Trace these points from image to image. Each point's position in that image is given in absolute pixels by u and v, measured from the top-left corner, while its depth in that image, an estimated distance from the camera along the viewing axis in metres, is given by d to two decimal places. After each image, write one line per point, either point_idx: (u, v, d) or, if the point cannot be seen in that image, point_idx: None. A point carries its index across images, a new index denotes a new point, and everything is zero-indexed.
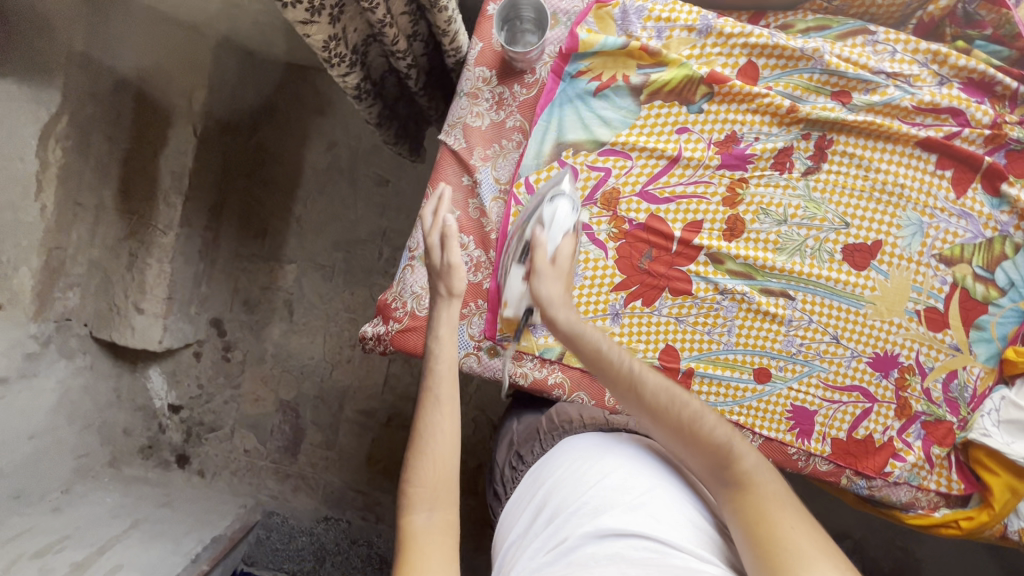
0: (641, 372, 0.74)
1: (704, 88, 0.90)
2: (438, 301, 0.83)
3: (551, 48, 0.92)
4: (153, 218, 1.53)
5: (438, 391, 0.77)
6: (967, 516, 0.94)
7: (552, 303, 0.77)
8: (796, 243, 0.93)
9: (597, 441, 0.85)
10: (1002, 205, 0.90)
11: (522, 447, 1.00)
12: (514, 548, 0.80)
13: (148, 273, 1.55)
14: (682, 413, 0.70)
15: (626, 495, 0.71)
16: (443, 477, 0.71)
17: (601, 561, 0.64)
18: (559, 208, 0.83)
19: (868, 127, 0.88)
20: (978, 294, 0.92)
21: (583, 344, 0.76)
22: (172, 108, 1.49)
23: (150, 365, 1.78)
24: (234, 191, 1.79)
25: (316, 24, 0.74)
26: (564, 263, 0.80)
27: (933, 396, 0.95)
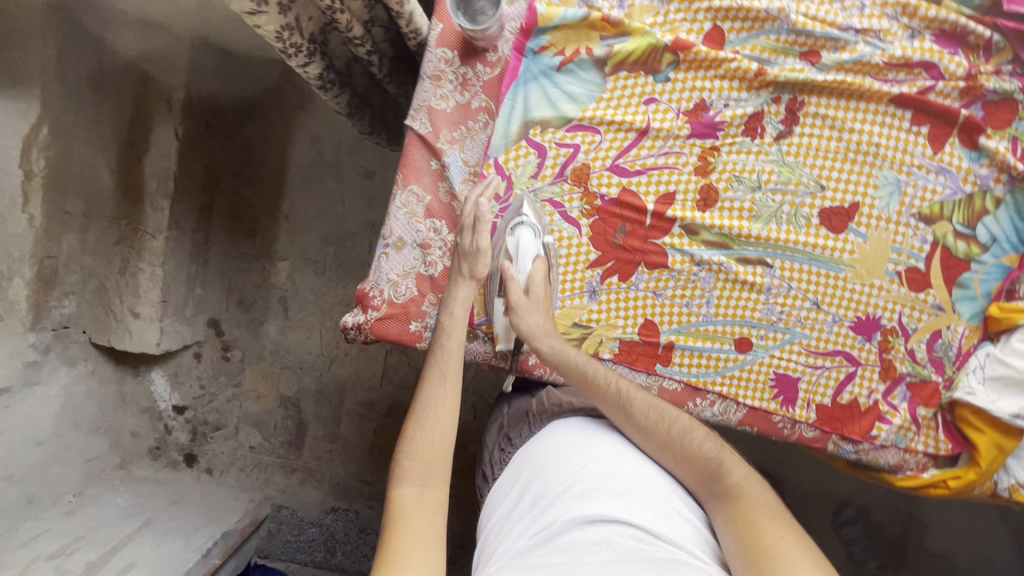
0: (630, 394, 0.87)
1: (669, 56, 0.88)
2: (455, 279, 0.89)
3: (512, 22, 0.90)
4: (141, 222, 1.54)
5: (444, 370, 0.85)
6: (955, 475, 0.94)
7: (537, 335, 0.89)
8: (771, 210, 0.92)
9: (584, 426, 0.88)
10: (981, 158, 0.88)
11: (512, 430, 1.01)
12: (496, 525, 0.82)
13: (141, 278, 1.56)
14: (671, 432, 0.84)
15: (613, 484, 0.75)
16: (437, 453, 0.78)
17: (587, 545, 0.68)
18: (522, 238, 0.89)
19: (839, 86, 0.87)
20: (960, 252, 0.91)
21: (575, 369, 0.89)
22: (152, 112, 1.50)
23: (151, 367, 1.79)
24: (222, 190, 1.76)
25: (265, 14, 0.73)
26: (540, 294, 0.90)
27: (918, 357, 0.94)
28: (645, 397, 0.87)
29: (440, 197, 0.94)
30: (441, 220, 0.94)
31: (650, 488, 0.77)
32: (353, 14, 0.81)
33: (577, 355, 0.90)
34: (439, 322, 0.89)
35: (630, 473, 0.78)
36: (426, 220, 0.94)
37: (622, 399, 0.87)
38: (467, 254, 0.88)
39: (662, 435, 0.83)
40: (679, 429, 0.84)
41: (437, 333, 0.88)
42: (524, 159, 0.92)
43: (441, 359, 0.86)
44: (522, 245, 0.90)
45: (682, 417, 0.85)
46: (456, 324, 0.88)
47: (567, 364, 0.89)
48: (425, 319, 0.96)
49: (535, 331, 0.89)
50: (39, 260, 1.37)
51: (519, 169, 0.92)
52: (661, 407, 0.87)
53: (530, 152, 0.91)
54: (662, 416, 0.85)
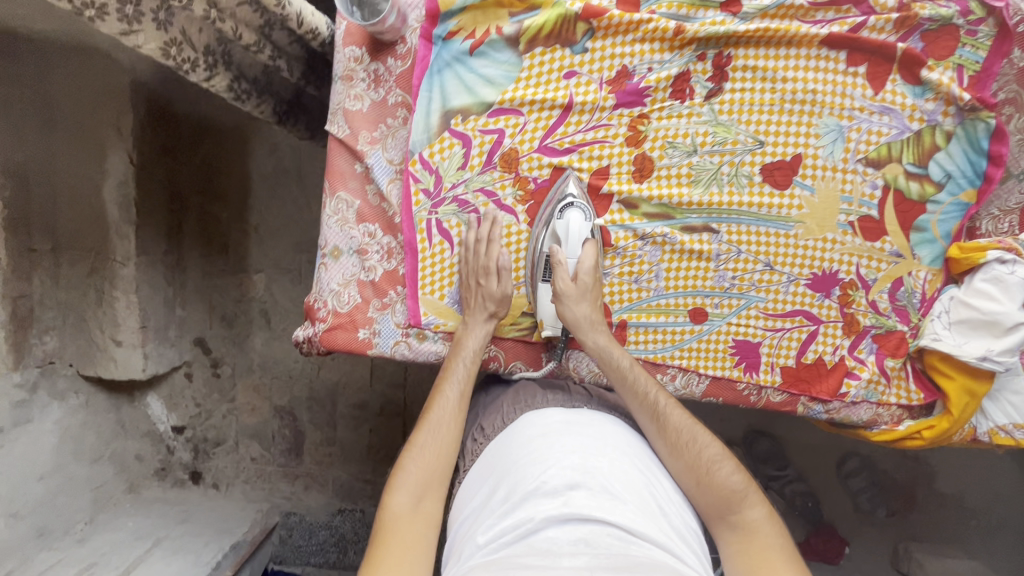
0: (667, 407, 0.85)
1: (582, 25, 0.84)
2: (470, 321, 0.90)
3: (415, 11, 0.85)
4: (109, 252, 1.45)
5: (460, 388, 0.87)
6: (930, 426, 0.90)
7: (583, 325, 0.87)
8: (710, 172, 0.88)
9: (561, 419, 0.84)
10: (926, 92, 0.82)
11: (486, 419, 0.94)
12: (464, 527, 0.78)
13: (118, 306, 1.49)
14: (701, 454, 0.81)
15: (589, 479, 0.71)
16: (437, 469, 0.80)
17: (564, 543, 0.63)
18: (572, 222, 0.86)
19: (765, 35, 0.82)
20: (914, 193, 0.86)
21: (614, 369, 0.88)
22: (102, 138, 1.36)
23: (147, 392, 1.72)
24: (190, 210, 1.69)
25: (142, 32, 0.70)
26: (586, 281, 0.87)
27: (881, 308, 0.90)
28: (682, 414, 0.85)
29: (369, 200, 0.92)
30: (375, 223, 0.92)
31: (622, 482, 0.73)
32: (239, 21, 0.78)
33: (621, 356, 0.89)
34: (460, 338, 0.90)
35: (604, 467, 0.74)
36: (359, 225, 0.92)
37: (659, 409, 0.85)
38: (497, 299, 0.88)
39: (691, 456, 0.81)
40: (707, 456, 0.80)
41: (455, 349, 0.90)
42: (449, 151, 0.89)
43: (458, 377, 0.88)
44: (571, 227, 0.86)
45: (711, 443, 0.82)
46: (474, 349, 0.90)
47: (609, 362, 0.88)
48: (373, 326, 0.94)
49: (582, 322, 0.87)
50: (10, 300, 1.28)
51: (446, 162, 0.89)
52: (697, 427, 0.84)
53: (454, 143, 0.88)
54: (696, 435, 0.82)
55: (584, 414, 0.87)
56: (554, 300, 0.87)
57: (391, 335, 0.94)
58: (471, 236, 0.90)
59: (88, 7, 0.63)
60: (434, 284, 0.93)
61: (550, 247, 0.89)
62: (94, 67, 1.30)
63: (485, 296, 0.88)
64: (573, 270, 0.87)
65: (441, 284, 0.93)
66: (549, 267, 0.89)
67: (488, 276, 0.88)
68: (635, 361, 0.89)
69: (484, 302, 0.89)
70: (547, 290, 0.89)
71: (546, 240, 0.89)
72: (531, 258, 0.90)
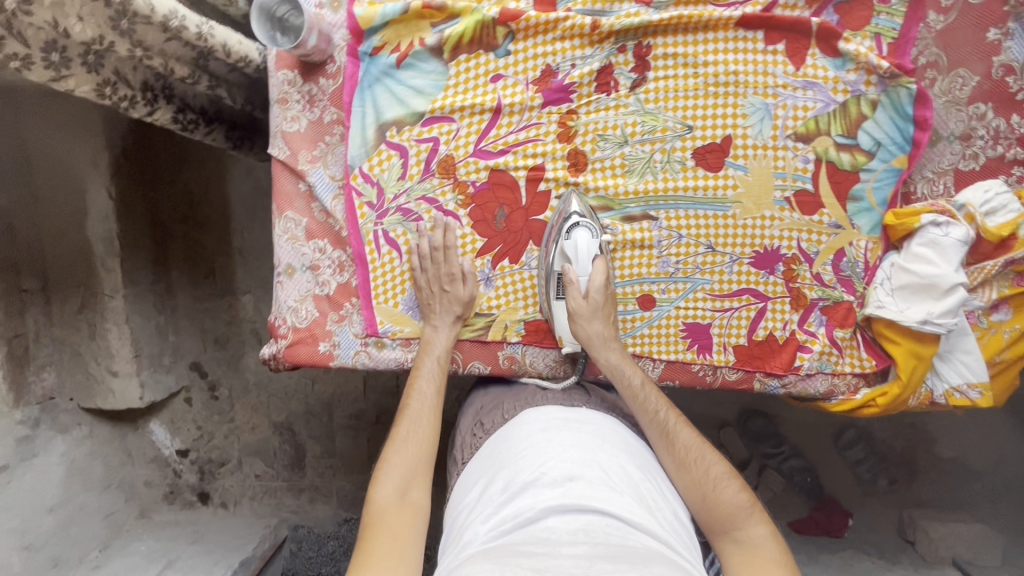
0: (678, 425, 0.82)
1: (502, 30, 0.86)
2: (437, 324, 0.92)
3: (339, 31, 0.88)
4: (98, 286, 1.45)
5: (434, 382, 0.89)
6: (883, 392, 0.91)
7: (595, 341, 0.88)
8: (643, 161, 0.89)
9: (559, 417, 0.83)
10: (845, 63, 0.83)
11: (487, 415, 0.92)
12: (461, 519, 0.75)
13: (111, 338, 1.50)
14: (707, 472, 0.77)
15: (588, 471, 0.70)
16: (419, 460, 0.80)
17: (564, 533, 0.60)
18: (579, 241, 0.86)
19: (681, 21, 0.83)
20: (846, 164, 0.87)
21: (625, 386, 0.87)
22: (80, 178, 1.35)
23: (149, 418, 1.74)
24: (175, 238, 1.65)
25: (72, 76, 0.72)
26: (596, 298, 0.88)
27: (826, 280, 0.91)
28: (692, 432, 0.82)
29: (316, 216, 0.95)
30: (324, 239, 0.95)
31: (619, 475, 0.72)
32: (170, 56, 0.81)
33: (633, 373, 0.88)
34: (423, 335, 0.93)
35: (602, 461, 0.73)
36: (309, 242, 0.95)
37: (669, 427, 0.82)
38: (463, 303, 0.92)
39: (699, 474, 0.78)
40: (713, 475, 0.77)
41: (421, 347, 0.92)
42: (388, 162, 0.91)
43: (429, 371, 0.89)
44: (578, 246, 0.87)
45: (719, 462, 0.78)
46: (444, 346, 0.92)
47: (621, 379, 0.87)
48: (333, 338, 0.97)
49: (593, 339, 0.88)
50: (8, 340, 1.34)
51: (386, 173, 0.92)
52: (706, 446, 0.80)
53: (391, 154, 0.91)
54: (704, 454, 0.79)
55: (584, 412, 0.86)
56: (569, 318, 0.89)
57: (351, 346, 0.97)
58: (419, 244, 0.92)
59: (13, 58, 0.64)
60: (388, 294, 0.96)
61: (561, 265, 0.90)
62: (67, 112, 1.32)
63: (451, 300, 0.92)
64: (584, 288, 0.88)
65: (394, 292, 0.95)
66: (561, 285, 0.90)
67: (454, 282, 0.91)
68: (648, 379, 0.87)
69: (447, 305, 0.92)
70: (562, 307, 0.91)
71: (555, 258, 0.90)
72: (544, 277, 0.92)
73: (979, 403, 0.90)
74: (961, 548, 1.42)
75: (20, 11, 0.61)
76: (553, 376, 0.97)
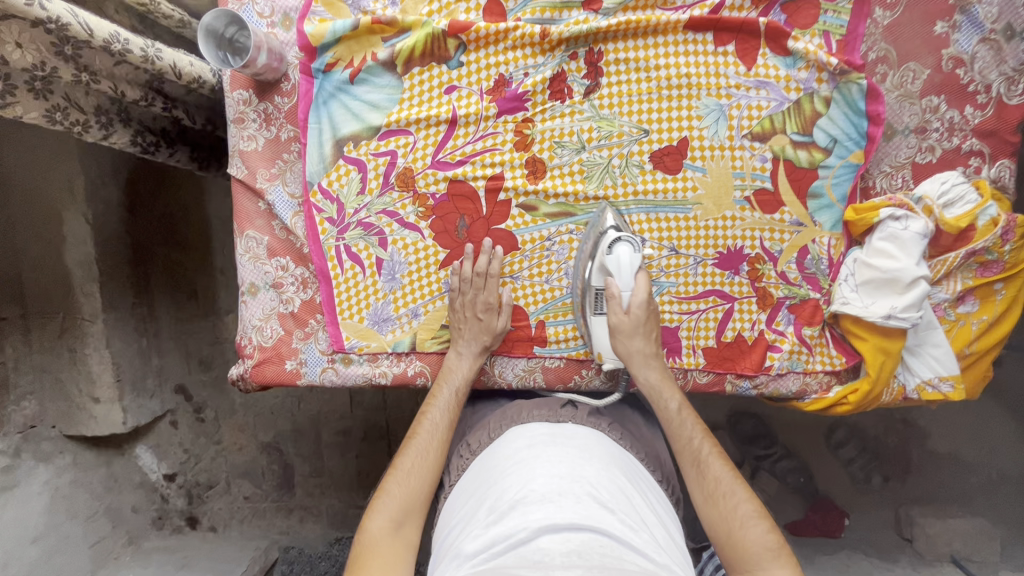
0: (710, 455, 0.78)
1: (453, 41, 0.87)
2: (462, 352, 0.90)
3: (291, 49, 0.89)
4: (76, 311, 1.42)
5: (448, 413, 0.84)
6: (854, 389, 0.89)
7: (635, 358, 0.85)
8: (601, 167, 0.89)
9: (546, 431, 0.77)
10: (796, 62, 0.83)
11: (473, 435, 0.87)
12: (445, 542, 0.66)
13: (91, 363, 1.46)
14: (735, 508, 0.73)
15: (579, 485, 0.63)
16: (418, 491, 0.75)
17: (557, 556, 0.53)
18: (621, 256, 0.83)
19: (629, 27, 0.84)
20: (803, 162, 0.87)
21: (661, 409, 0.83)
22: (57, 206, 1.35)
23: (136, 444, 1.68)
24: (156, 260, 1.60)
25: (17, 103, 0.72)
26: (637, 315, 0.84)
27: (792, 278, 0.90)
28: (725, 465, 0.77)
29: (277, 234, 0.94)
30: (286, 256, 0.95)
31: (611, 488, 0.65)
32: (119, 78, 0.81)
33: (670, 398, 0.83)
34: (447, 361, 0.91)
35: (593, 473, 0.66)
36: (270, 260, 0.95)
37: (700, 456, 0.78)
38: (494, 334, 0.90)
39: (726, 509, 0.73)
40: (740, 512, 0.72)
41: (442, 373, 0.90)
42: (346, 177, 0.91)
43: (444, 400, 0.86)
44: (620, 262, 0.83)
45: (749, 500, 0.73)
46: (465, 377, 0.89)
47: (658, 402, 0.84)
48: (299, 356, 0.96)
49: (634, 356, 0.85)
50: None
51: (345, 188, 0.91)
52: (739, 481, 0.75)
53: (350, 169, 0.91)
54: (735, 490, 0.74)
55: (568, 428, 0.79)
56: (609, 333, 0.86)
57: (318, 363, 0.96)
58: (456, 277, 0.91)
59: None
60: (353, 309, 0.95)
61: (600, 280, 0.87)
62: (44, 143, 1.33)
63: (483, 330, 0.90)
64: (626, 303, 0.85)
65: (359, 307, 0.95)
66: (601, 299, 0.88)
67: (489, 312, 0.90)
68: (686, 405, 0.83)
69: (477, 334, 0.90)
70: (601, 323, 0.88)
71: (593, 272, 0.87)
72: (581, 290, 0.89)
73: (952, 397, 0.89)
74: (959, 544, 1.39)
75: None
76: (523, 386, 0.95)
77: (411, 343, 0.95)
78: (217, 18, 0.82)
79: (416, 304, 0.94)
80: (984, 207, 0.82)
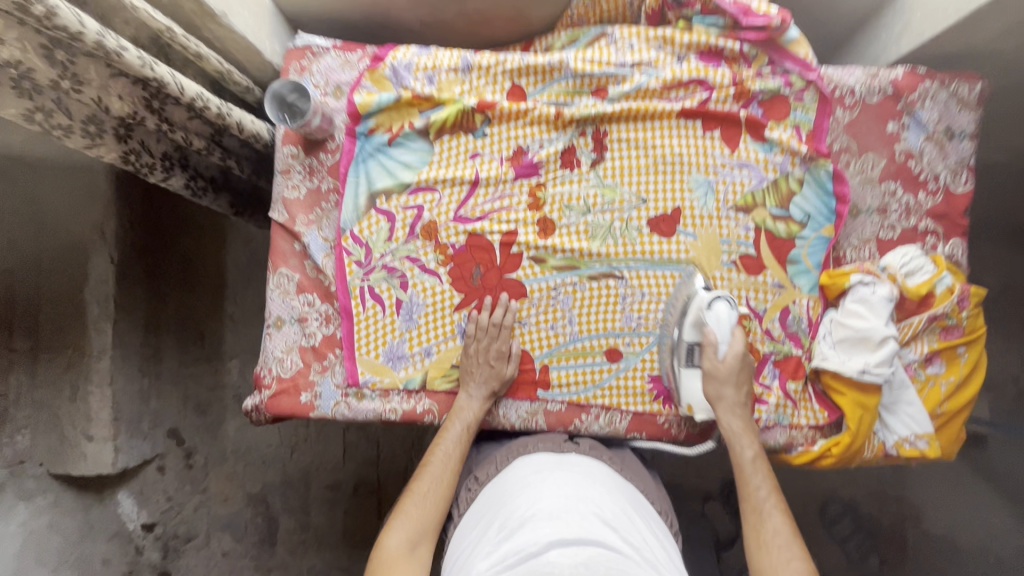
0: (772, 509, 0.83)
1: (479, 116, 1.01)
2: (471, 393, 0.96)
3: (339, 115, 1.03)
4: (84, 344, 1.31)
5: (459, 446, 0.91)
6: (836, 442, 0.95)
7: (723, 402, 0.91)
8: (604, 228, 1.00)
9: (549, 461, 0.83)
10: (773, 147, 0.98)
11: (481, 469, 0.91)
12: (458, 562, 0.70)
13: (92, 401, 1.32)
14: (787, 562, 0.77)
15: (583, 505, 0.68)
16: (429, 517, 0.81)
17: (565, 567, 0.56)
18: (719, 311, 0.90)
19: (630, 113, 0.98)
20: (782, 232, 0.98)
21: (735, 454, 0.89)
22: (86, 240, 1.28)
23: (118, 488, 1.43)
24: (167, 306, 1.52)
25: (104, 144, 0.82)
26: (730, 366, 0.91)
27: (775, 335, 0.98)
28: (785, 522, 0.82)
29: (308, 272, 1.04)
30: (313, 293, 1.03)
31: (612, 510, 0.70)
32: (190, 131, 0.93)
33: (746, 445, 0.89)
34: (458, 399, 0.97)
35: (595, 496, 0.71)
36: (298, 296, 1.03)
37: (763, 507, 0.84)
38: (502, 380, 0.97)
39: (777, 561, 0.78)
40: (791, 567, 0.76)
41: (454, 411, 0.95)
42: (376, 226, 1.02)
43: (455, 434, 0.92)
44: (719, 319, 0.90)
45: (803, 559, 0.77)
46: (475, 415, 0.95)
47: (735, 447, 0.89)
48: (315, 389, 1.02)
49: (723, 402, 0.91)
50: None
51: (374, 235, 1.02)
52: (796, 540, 0.79)
53: (380, 219, 1.02)
54: (790, 547, 0.78)
55: (571, 459, 0.86)
56: (704, 382, 0.92)
57: (332, 396, 1.01)
58: (472, 323, 0.99)
59: (57, 128, 0.74)
60: (370, 346, 1.02)
61: (696, 334, 0.93)
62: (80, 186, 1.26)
63: (492, 375, 0.97)
64: (721, 354, 0.91)
65: (376, 344, 1.02)
66: (693, 352, 0.93)
67: (500, 359, 0.97)
68: (760, 456, 0.89)
69: (487, 378, 0.97)
70: (693, 374, 0.94)
71: (688, 323, 0.93)
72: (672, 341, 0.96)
73: (928, 453, 0.94)
74: None
75: (72, 90, 0.72)
76: (525, 428, 1.00)
77: (422, 381, 1.01)
78: (283, 84, 0.97)
79: (429, 343, 1.01)
80: (940, 276, 0.93)
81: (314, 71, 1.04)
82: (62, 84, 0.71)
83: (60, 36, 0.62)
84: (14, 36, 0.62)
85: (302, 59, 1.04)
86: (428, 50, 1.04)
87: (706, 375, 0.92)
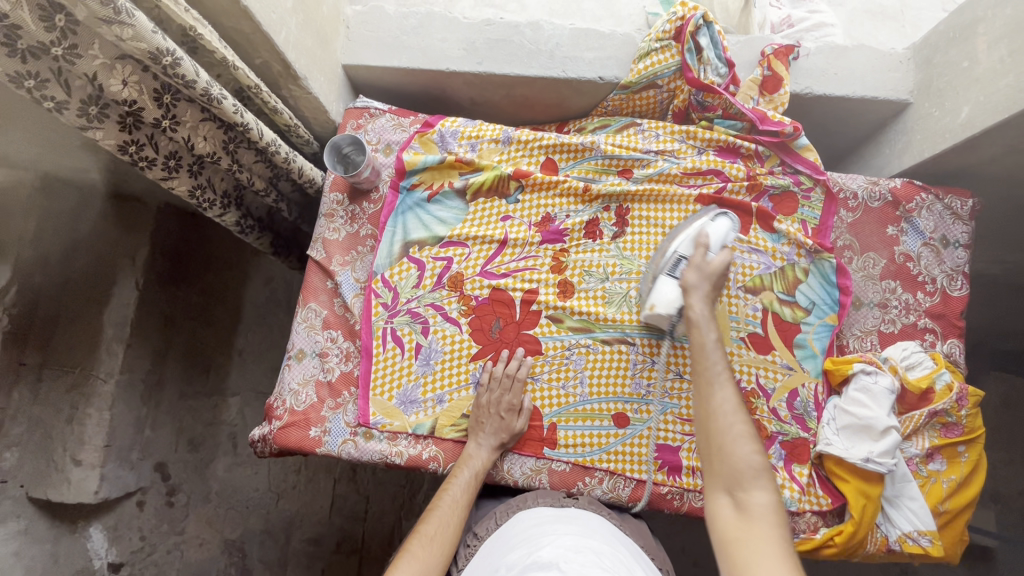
0: (724, 381, 0.80)
1: (514, 183, 1.10)
2: (480, 441, 0.98)
3: (386, 169, 1.14)
4: (94, 366, 1.29)
5: (467, 492, 0.92)
6: (840, 531, 0.94)
7: (698, 291, 0.87)
8: (620, 296, 1.05)
9: (551, 514, 0.85)
10: (780, 238, 1.05)
11: (479, 524, 0.91)
12: None
13: (88, 425, 1.28)
14: (730, 427, 0.77)
15: (582, 555, 0.69)
16: (434, 558, 0.81)
17: None
18: (721, 226, 0.95)
19: (653, 194, 1.07)
20: (788, 316, 1.03)
21: (698, 334, 0.84)
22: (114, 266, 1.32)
23: (92, 520, 1.34)
24: (181, 335, 1.51)
25: (176, 178, 0.89)
26: (715, 269, 0.89)
27: (782, 415, 0.99)
28: (734, 393, 0.80)
29: (336, 310, 1.09)
30: (338, 330, 1.08)
31: (611, 560, 0.71)
32: (254, 172, 1.02)
33: (710, 328, 0.84)
34: (465, 446, 0.99)
35: (593, 548, 0.73)
36: (323, 331, 1.08)
37: (716, 379, 0.80)
38: (511, 433, 0.98)
39: (724, 427, 0.77)
40: (734, 431, 0.77)
41: (461, 459, 0.97)
42: (406, 273, 1.09)
43: (463, 479, 0.93)
44: (718, 230, 0.95)
45: (746, 423, 0.78)
46: (483, 462, 0.96)
47: (699, 329, 0.84)
48: (325, 424, 1.03)
49: (697, 289, 0.87)
50: None
51: (403, 281, 1.08)
52: (742, 409, 0.79)
53: (411, 267, 1.09)
54: (736, 414, 0.78)
55: (572, 510, 0.88)
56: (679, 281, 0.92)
57: (341, 434, 1.03)
58: (487, 374, 1.02)
59: (143, 159, 0.82)
60: (385, 387, 1.04)
61: (690, 247, 0.95)
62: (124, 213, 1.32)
63: (502, 426, 0.98)
64: (709, 256, 0.90)
65: (391, 386, 1.04)
66: (679, 263, 0.95)
67: (511, 412, 0.99)
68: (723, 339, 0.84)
69: (497, 429, 0.98)
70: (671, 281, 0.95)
71: (687, 236, 0.96)
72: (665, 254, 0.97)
73: (931, 552, 0.94)
74: None
75: (168, 129, 0.82)
76: (528, 485, 1.01)
77: (431, 427, 1.02)
78: (343, 138, 1.09)
79: (443, 391, 1.04)
80: (939, 372, 0.98)
81: (369, 130, 1.16)
82: (160, 122, 0.80)
83: (177, 83, 0.72)
84: (134, 79, 0.73)
85: (360, 118, 1.16)
86: (473, 123, 1.16)
87: (686, 276, 0.88)
